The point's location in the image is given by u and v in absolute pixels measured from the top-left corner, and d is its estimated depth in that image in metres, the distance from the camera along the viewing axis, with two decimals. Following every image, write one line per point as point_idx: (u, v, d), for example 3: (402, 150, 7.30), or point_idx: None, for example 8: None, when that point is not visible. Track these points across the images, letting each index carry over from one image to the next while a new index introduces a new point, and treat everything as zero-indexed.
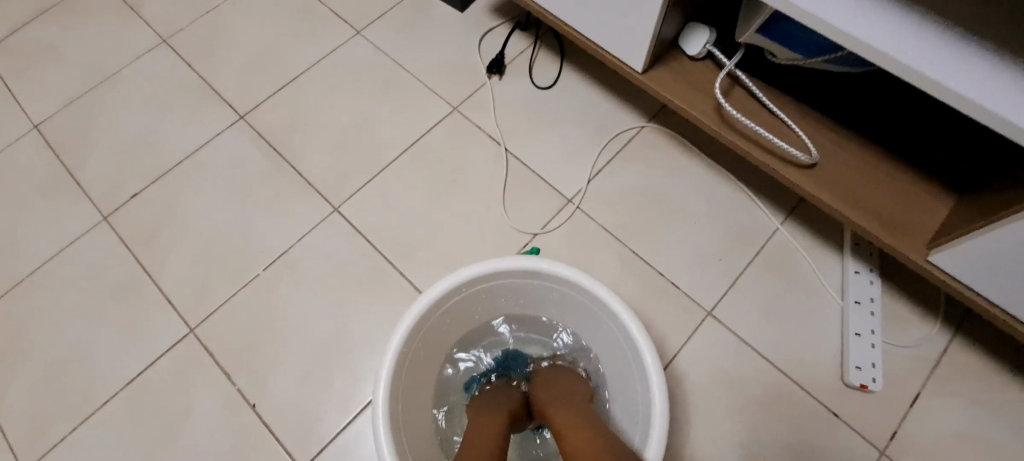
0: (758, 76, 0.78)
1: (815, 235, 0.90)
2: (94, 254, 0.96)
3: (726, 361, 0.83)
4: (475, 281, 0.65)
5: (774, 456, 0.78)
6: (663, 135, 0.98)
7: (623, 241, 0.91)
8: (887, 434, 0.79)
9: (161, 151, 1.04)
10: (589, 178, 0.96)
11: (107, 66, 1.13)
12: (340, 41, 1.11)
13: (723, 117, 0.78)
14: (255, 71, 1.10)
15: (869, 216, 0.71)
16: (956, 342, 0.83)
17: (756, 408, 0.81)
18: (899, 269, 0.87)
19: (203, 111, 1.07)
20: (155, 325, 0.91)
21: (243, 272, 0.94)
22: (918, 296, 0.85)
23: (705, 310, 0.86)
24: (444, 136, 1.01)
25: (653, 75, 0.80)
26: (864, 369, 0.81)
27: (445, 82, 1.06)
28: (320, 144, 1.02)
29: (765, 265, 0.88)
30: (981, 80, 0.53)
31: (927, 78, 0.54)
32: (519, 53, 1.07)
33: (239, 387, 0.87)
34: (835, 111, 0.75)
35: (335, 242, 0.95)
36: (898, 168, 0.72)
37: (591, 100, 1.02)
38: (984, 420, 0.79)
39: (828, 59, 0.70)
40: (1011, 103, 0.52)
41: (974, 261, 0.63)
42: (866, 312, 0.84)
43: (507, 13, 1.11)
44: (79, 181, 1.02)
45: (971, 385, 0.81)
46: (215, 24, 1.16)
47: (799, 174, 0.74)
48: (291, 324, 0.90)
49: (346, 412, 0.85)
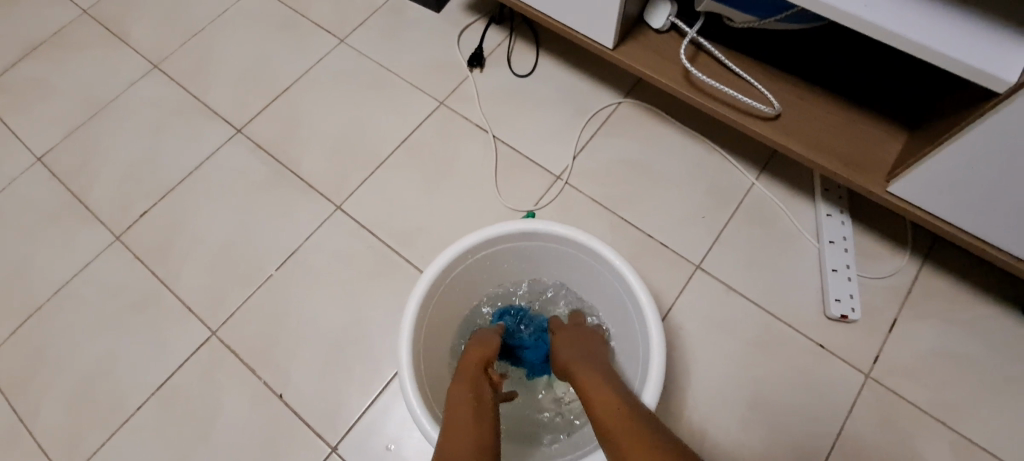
0: (720, 42, 0.85)
1: (789, 185, 0.96)
2: (109, 274, 1.01)
3: (718, 309, 0.89)
4: (481, 246, 0.71)
5: (771, 390, 0.85)
6: (641, 109, 1.04)
7: (611, 209, 0.97)
8: (871, 360, 0.85)
9: (164, 171, 1.09)
10: (575, 154, 1.02)
11: (102, 95, 1.17)
12: (326, 50, 1.17)
13: (692, 81, 0.84)
14: (246, 86, 1.15)
15: (831, 158, 0.77)
16: (925, 268, 0.89)
17: (750, 349, 0.87)
18: (866, 208, 0.94)
19: (200, 128, 1.12)
20: (177, 332, 0.95)
21: (257, 274, 0.98)
22: (885, 231, 0.92)
23: (694, 265, 0.92)
24: (433, 130, 1.07)
25: (624, 50, 0.87)
26: (843, 301, 0.87)
27: (429, 79, 1.11)
28: (317, 148, 1.07)
29: (745, 217, 0.95)
30: (913, 18, 0.60)
31: (864, 21, 0.60)
32: (496, 45, 1.13)
33: (264, 381, 0.91)
34: (792, 66, 0.82)
35: (340, 237, 1.00)
36: (853, 112, 0.79)
37: (569, 83, 1.08)
38: (958, 336, 0.86)
39: (781, 18, 0.77)
40: (937, 34, 0.59)
41: (924, 187, 0.70)
42: (840, 250, 0.90)
43: (481, 9, 1.17)
44: (88, 207, 1.06)
45: (942, 307, 0.87)
46: (204, 45, 1.20)
47: (765, 126, 0.80)
48: (305, 318, 0.94)
49: (369, 393, 0.90)
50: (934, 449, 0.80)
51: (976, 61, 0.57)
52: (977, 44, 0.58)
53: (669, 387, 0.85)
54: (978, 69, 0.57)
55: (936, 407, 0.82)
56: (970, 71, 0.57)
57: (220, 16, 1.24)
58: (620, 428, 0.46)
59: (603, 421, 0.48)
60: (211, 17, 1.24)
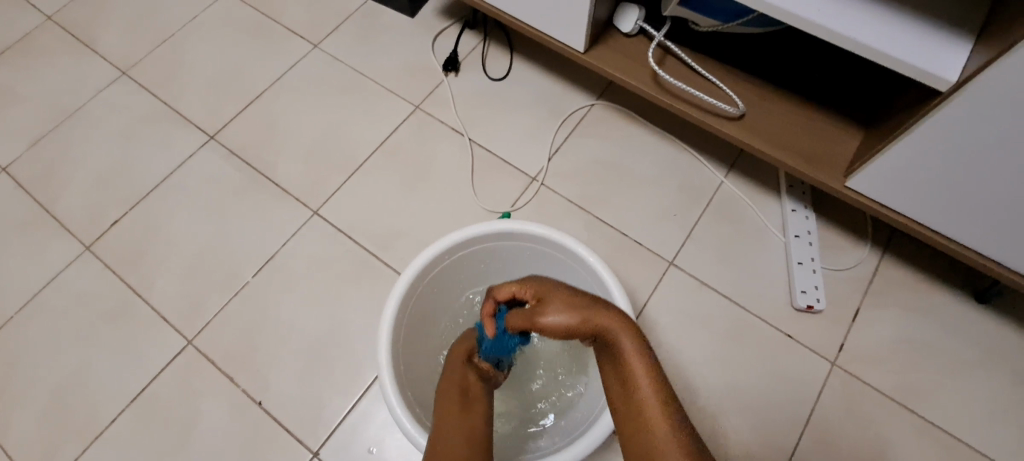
0: (686, 45, 0.88)
1: (756, 182, 1.00)
2: (80, 285, 0.99)
3: (691, 304, 0.92)
4: (458, 247, 0.72)
5: (743, 380, 0.87)
6: (614, 111, 1.07)
7: (587, 209, 0.99)
8: (836, 347, 0.89)
9: (135, 179, 1.07)
10: (550, 155, 1.04)
11: (68, 102, 1.15)
12: (300, 55, 1.17)
13: (660, 83, 0.87)
14: (219, 92, 1.14)
15: (793, 155, 0.80)
16: (885, 259, 0.94)
17: (723, 340, 0.90)
18: (828, 203, 0.98)
19: (172, 135, 1.11)
20: (152, 341, 0.94)
21: (233, 281, 0.98)
22: (847, 224, 0.96)
23: (668, 261, 0.95)
24: (410, 133, 1.08)
25: (594, 53, 0.89)
26: (809, 292, 0.91)
27: (404, 83, 1.12)
28: (293, 154, 1.07)
29: (715, 214, 0.98)
30: (862, 21, 0.63)
31: (818, 25, 0.64)
32: (471, 49, 1.14)
33: (243, 388, 0.90)
34: (754, 68, 0.85)
35: (317, 242, 1.00)
36: (813, 110, 0.83)
37: (543, 86, 1.10)
38: (917, 323, 0.90)
39: (742, 22, 0.80)
40: (885, 36, 0.62)
41: (879, 182, 0.74)
42: (805, 243, 0.94)
43: (456, 14, 1.18)
44: (56, 216, 1.04)
45: (901, 295, 0.91)
46: (175, 51, 1.19)
47: (731, 125, 0.83)
48: (284, 324, 0.94)
49: (350, 396, 0.90)
50: (897, 432, 0.84)
51: (921, 62, 0.61)
52: (922, 45, 0.62)
53: None
54: (923, 70, 0.61)
55: (897, 391, 0.86)
56: (915, 70, 0.61)
57: (190, 22, 1.22)
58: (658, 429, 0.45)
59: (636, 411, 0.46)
60: (182, 22, 1.23)
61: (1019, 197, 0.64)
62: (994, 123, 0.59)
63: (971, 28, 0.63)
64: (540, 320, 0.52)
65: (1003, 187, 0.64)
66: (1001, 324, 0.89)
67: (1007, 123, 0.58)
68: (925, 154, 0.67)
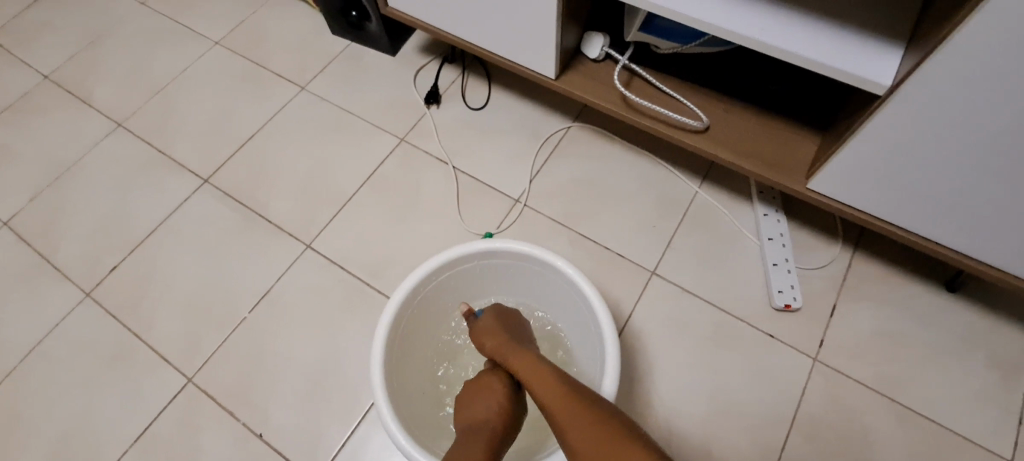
0: (650, 67, 0.94)
1: (728, 191, 1.05)
2: (80, 332, 1.01)
3: (674, 310, 0.95)
4: (441, 270, 0.75)
5: (730, 382, 0.90)
6: (590, 131, 1.12)
7: (570, 226, 1.03)
8: (816, 344, 0.92)
9: (132, 224, 1.11)
10: (531, 177, 1.08)
11: (66, 155, 1.19)
12: (287, 97, 1.22)
13: (628, 103, 0.92)
14: (211, 138, 1.19)
15: (757, 163, 0.85)
16: (856, 255, 0.98)
17: (707, 344, 0.93)
18: (798, 206, 1.02)
19: (168, 180, 1.15)
20: (154, 381, 0.96)
21: (230, 318, 1.00)
22: (816, 225, 1.01)
23: (650, 271, 0.99)
24: (396, 165, 1.12)
25: (565, 79, 0.95)
26: (785, 291, 0.94)
27: (389, 118, 1.17)
28: (284, 191, 1.11)
29: (693, 223, 1.02)
30: (802, 37, 0.69)
31: (761, 42, 0.69)
32: (451, 82, 1.20)
33: (244, 421, 0.92)
34: (713, 85, 0.91)
35: (311, 274, 1.03)
36: (771, 120, 0.88)
37: (520, 112, 1.15)
38: (892, 315, 0.93)
39: (698, 43, 0.87)
40: (825, 48, 0.68)
41: (835, 180, 0.78)
42: (778, 246, 0.98)
43: (435, 50, 1.25)
44: (57, 264, 1.07)
45: (875, 290, 0.95)
46: (167, 101, 1.25)
47: (696, 139, 0.88)
48: (282, 355, 0.97)
49: (348, 422, 0.91)
50: (882, 423, 0.86)
51: (859, 70, 0.66)
52: (857, 54, 0.67)
53: (635, 388, 0.90)
54: (860, 77, 0.66)
55: (880, 383, 0.89)
56: (858, 80, 0.66)
57: (182, 72, 1.28)
58: (586, 428, 0.52)
59: (562, 420, 0.54)
60: (174, 73, 1.29)
61: (1005, 194, 0.66)
62: (940, 127, 0.64)
63: (902, 36, 0.69)
64: (485, 347, 0.68)
65: (977, 184, 0.67)
66: (974, 311, 0.93)
67: (953, 126, 0.63)
68: (895, 163, 0.71)
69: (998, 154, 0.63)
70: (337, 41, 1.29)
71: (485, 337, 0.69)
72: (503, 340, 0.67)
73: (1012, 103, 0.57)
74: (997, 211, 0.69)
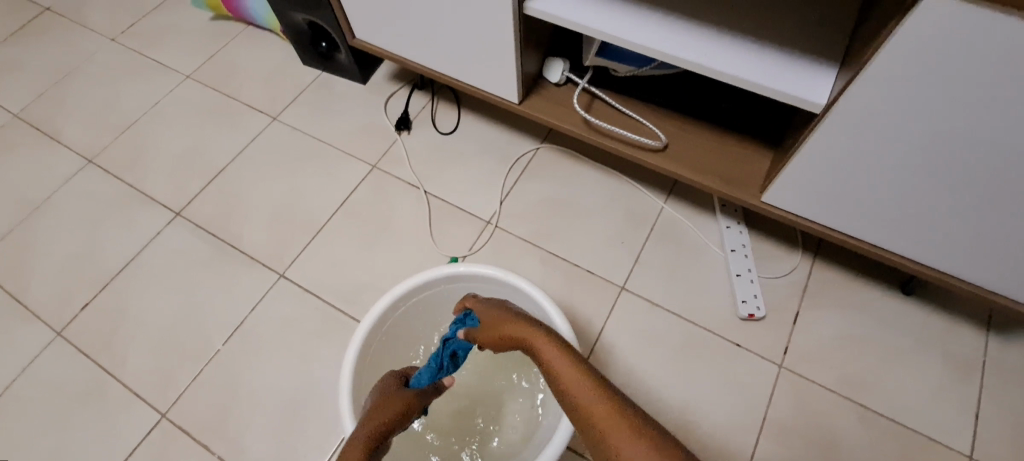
0: (609, 89, 0.98)
1: (692, 205, 1.08)
2: (50, 372, 1.00)
3: (643, 323, 0.98)
4: (409, 295, 0.77)
5: (700, 391, 0.92)
6: (557, 152, 1.15)
7: (540, 246, 1.06)
8: (781, 351, 0.95)
9: (104, 260, 1.10)
10: (501, 198, 1.11)
11: (35, 193, 1.19)
12: (259, 128, 1.24)
13: (588, 124, 0.95)
14: (183, 171, 1.19)
15: (713, 178, 0.88)
16: (815, 263, 1.01)
17: (677, 355, 0.95)
18: (759, 218, 1.06)
19: (140, 215, 1.15)
20: (127, 418, 0.95)
21: (204, 351, 1.00)
22: (777, 235, 1.04)
23: (619, 286, 1.01)
24: (368, 191, 1.14)
25: (528, 103, 0.98)
26: (749, 301, 0.97)
27: (360, 145, 1.19)
28: (257, 222, 1.12)
29: (658, 238, 1.05)
30: (743, 59, 0.73)
31: (705, 66, 0.73)
32: (420, 108, 1.23)
33: (220, 455, 0.92)
34: (669, 105, 0.95)
35: (286, 303, 1.03)
36: (725, 137, 0.92)
37: (489, 135, 1.18)
38: (852, 319, 0.96)
39: (652, 66, 0.90)
40: (764, 70, 0.72)
41: (785, 192, 0.82)
42: (741, 256, 1.01)
43: (404, 77, 1.28)
44: (26, 304, 1.07)
45: (834, 296, 0.98)
46: (139, 136, 1.25)
47: (653, 157, 0.91)
48: (258, 386, 0.97)
49: (325, 451, 0.91)
50: (847, 425, 0.89)
51: (796, 90, 0.70)
52: (794, 74, 0.71)
53: None
54: (798, 96, 0.70)
55: (843, 386, 0.91)
56: (796, 99, 0.70)
57: (153, 106, 1.29)
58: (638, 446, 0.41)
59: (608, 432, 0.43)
60: (146, 107, 1.30)
61: (983, 189, 0.66)
62: (890, 133, 0.66)
63: (836, 57, 0.73)
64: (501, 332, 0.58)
65: (915, 191, 0.71)
66: (929, 312, 0.96)
67: (913, 124, 0.64)
68: (865, 161, 0.71)
69: (951, 157, 0.64)
70: (309, 70, 1.31)
71: (503, 322, 0.58)
72: (525, 327, 0.56)
73: (973, 91, 0.57)
74: (934, 216, 0.72)
